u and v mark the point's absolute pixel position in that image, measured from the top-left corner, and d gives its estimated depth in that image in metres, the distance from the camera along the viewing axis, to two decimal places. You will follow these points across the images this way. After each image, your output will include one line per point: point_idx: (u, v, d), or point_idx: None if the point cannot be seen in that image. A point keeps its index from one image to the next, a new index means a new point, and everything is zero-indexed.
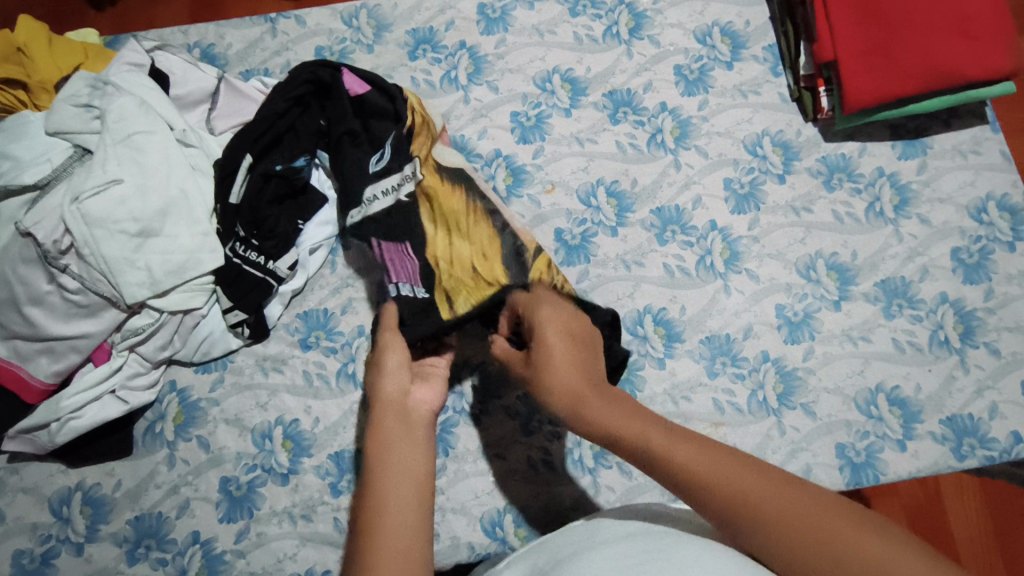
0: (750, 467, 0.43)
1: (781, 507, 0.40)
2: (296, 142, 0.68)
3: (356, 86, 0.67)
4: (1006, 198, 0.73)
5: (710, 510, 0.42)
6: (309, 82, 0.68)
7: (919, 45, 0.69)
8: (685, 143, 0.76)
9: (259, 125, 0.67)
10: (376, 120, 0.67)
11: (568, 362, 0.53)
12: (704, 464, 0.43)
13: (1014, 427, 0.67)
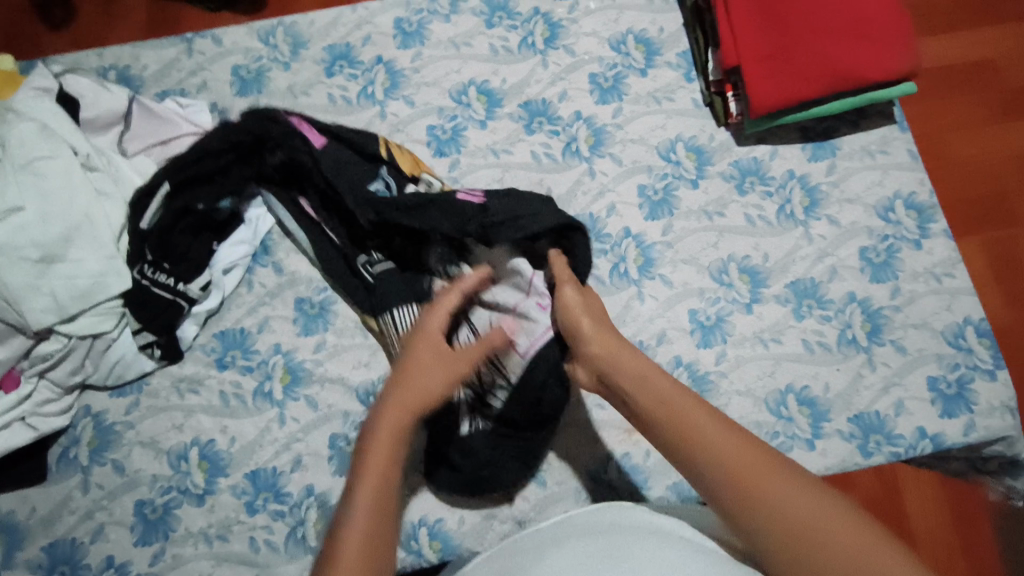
0: (756, 449, 0.45)
1: (788, 493, 0.42)
2: (223, 178, 0.69)
3: (316, 138, 0.68)
4: (914, 196, 0.74)
5: (709, 480, 0.45)
6: (247, 132, 0.67)
7: (817, 49, 0.69)
8: (600, 150, 0.76)
9: (192, 159, 0.67)
10: (350, 168, 0.68)
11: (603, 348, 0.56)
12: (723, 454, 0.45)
13: (920, 423, 0.68)
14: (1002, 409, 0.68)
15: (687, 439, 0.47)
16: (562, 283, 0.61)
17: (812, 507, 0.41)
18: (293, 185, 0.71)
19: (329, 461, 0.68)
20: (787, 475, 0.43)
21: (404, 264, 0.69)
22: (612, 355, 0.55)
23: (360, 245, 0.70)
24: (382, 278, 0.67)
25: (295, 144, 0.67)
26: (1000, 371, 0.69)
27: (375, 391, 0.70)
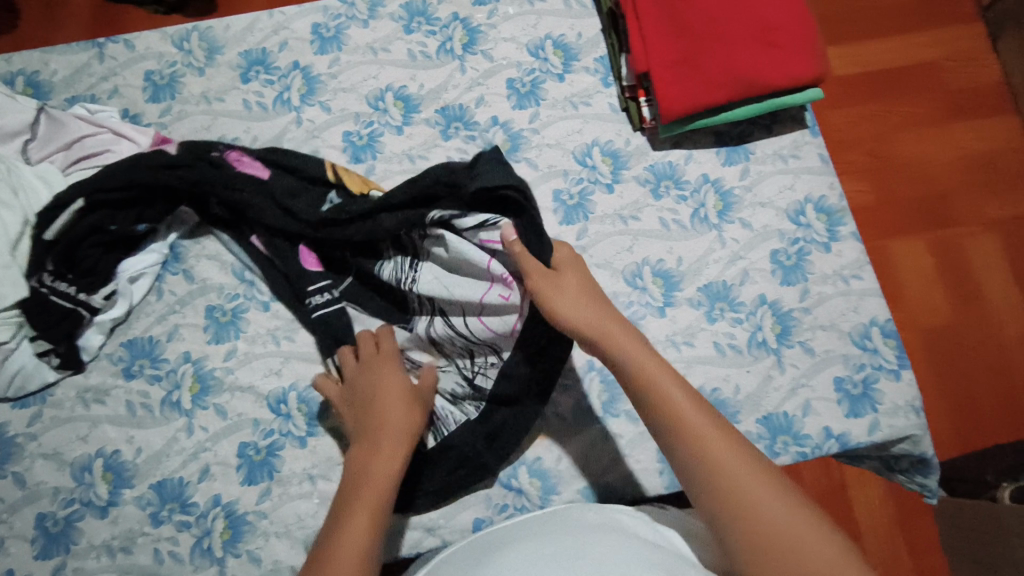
0: (733, 443, 0.48)
1: (743, 480, 0.45)
2: (146, 205, 0.69)
3: (259, 172, 0.69)
4: (823, 200, 0.76)
5: (683, 456, 0.48)
6: (183, 183, 0.67)
7: (723, 55, 0.70)
8: (515, 155, 0.77)
9: (112, 177, 0.65)
10: (292, 198, 0.67)
11: (592, 318, 0.56)
12: (705, 435, 0.48)
13: (826, 423, 0.69)
14: (906, 408, 0.69)
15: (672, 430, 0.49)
16: (529, 273, 0.56)
17: (763, 496, 0.45)
18: (243, 223, 0.71)
19: (237, 470, 0.67)
20: (759, 480, 0.45)
21: (364, 285, 0.70)
22: (599, 329, 0.55)
23: (306, 281, 0.68)
24: (326, 315, 0.68)
25: (235, 181, 0.67)
26: (904, 371, 0.70)
27: (286, 398, 0.69)
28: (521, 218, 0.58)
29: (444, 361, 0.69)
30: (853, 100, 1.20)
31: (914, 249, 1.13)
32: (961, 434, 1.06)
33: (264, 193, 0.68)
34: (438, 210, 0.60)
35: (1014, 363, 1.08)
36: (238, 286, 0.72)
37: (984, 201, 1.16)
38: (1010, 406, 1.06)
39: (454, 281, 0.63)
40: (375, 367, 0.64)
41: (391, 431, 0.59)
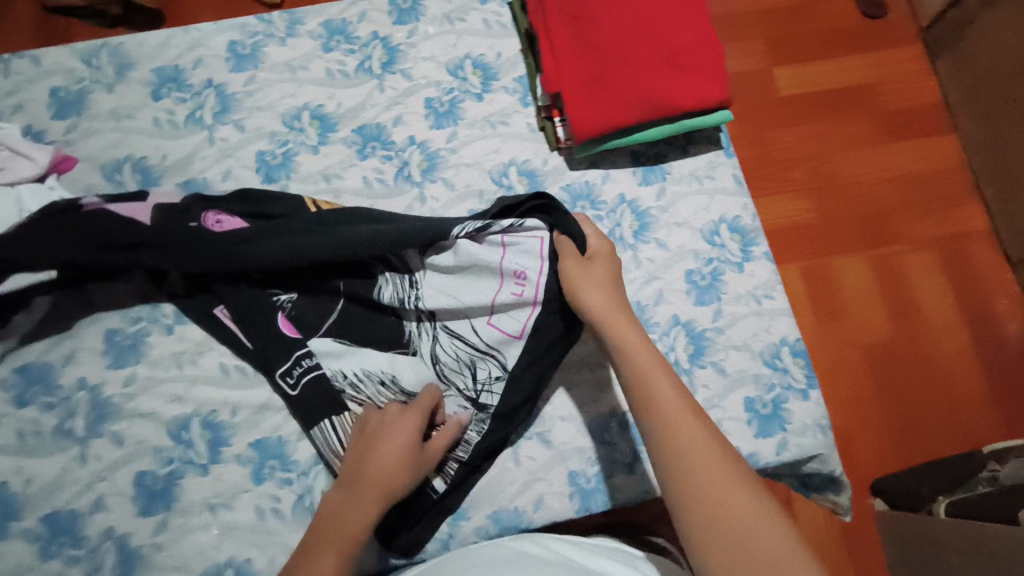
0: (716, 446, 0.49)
1: (718, 483, 0.47)
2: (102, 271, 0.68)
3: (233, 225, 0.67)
4: (737, 220, 0.77)
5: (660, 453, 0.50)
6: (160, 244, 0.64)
7: (632, 77, 0.70)
8: (432, 175, 0.76)
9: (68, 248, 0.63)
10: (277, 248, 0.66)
11: (603, 304, 0.59)
12: (687, 432, 0.50)
13: (737, 444, 0.69)
14: (814, 427, 0.69)
15: (653, 409, 0.52)
16: (563, 255, 0.62)
17: (733, 500, 0.46)
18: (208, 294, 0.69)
19: (134, 501, 0.65)
20: (733, 484, 0.47)
21: (342, 330, 0.68)
22: (608, 316, 0.58)
23: (284, 350, 0.67)
24: (303, 390, 0.66)
25: (210, 251, 0.63)
26: (812, 391, 0.71)
27: (188, 425, 0.67)
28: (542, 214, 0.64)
29: (444, 388, 0.67)
30: (800, 117, 1.22)
31: (857, 267, 1.16)
32: (902, 450, 1.08)
33: None
34: (460, 226, 0.63)
35: (951, 380, 1.11)
36: (144, 309, 0.70)
37: (928, 223, 1.19)
38: (946, 420, 1.09)
39: (460, 289, 0.66)
40: (392, 416, 0.62)
41: (388, 491, 0.58)
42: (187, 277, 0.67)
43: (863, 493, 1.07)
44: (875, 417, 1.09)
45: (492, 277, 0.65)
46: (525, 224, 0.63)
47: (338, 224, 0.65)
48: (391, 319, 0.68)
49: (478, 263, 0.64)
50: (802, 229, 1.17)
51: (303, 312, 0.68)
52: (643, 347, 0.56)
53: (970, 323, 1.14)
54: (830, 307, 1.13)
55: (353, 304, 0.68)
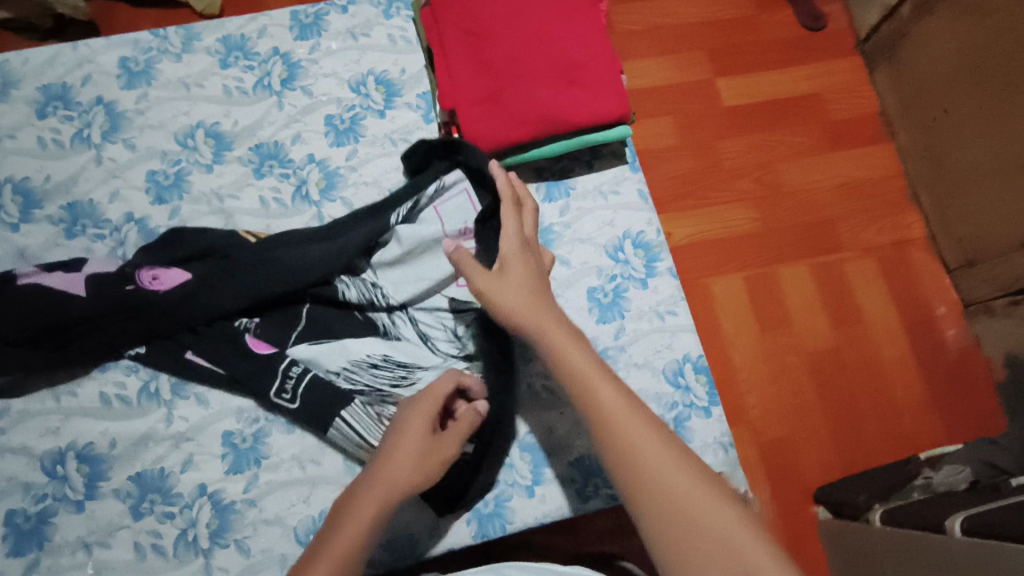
0: (647, 422, 0.46)
1: (657, 461, 0.44)
2: (35, 355, 0.64)
3: (177, 278, 0.67)
4: (641, 235, 0.76)
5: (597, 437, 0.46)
6: (112, 309, 0.65)
7: (525, 93, 0.70)
8: (330, 194, 0.74)
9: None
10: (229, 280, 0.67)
11: (525, 307, 0.53)
12: (616, 412, 0.46)
13: None
14: (715, 445, 0.69)
15: (594, 419, 0.47)
16: (471, 277, 0.56)
17: (675, 479, 0.43)
18: (172, 345, 0.67)
19: (2, 540, 0.61)
20: (670, 459, 0.44)
21: (313, 335, 0.69)
22: (532, 317, 0.53)
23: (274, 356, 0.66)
24: (302, 400, 0.64)
25: (172, 310, 0.66)
26: (714, 408, 0.70)
27: (63, 459, 0.64)
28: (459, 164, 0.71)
29: (437, 360, 0.68)
30: (739, 129, 1.24)
31: (799, 276, 1.17)
32: (850, 455, 1.09)
33: (201, 283, 0.66)
34: (393, 215, 0.70)
35: (891, 393, 1.12)
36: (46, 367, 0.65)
37: (865, 228, 1.20)
38: (882, 433, 1.10)
39: (422, 272, 0.70)
40: (405, 408, 0.58)
41: (395, 485, 0.52)
42: (126, 327, 0.66)
43: (805, 501, 1.08)
44: (818, 427, 1.10)
45: (442, 246, 0.69)
46: (444, 182, 0.70)
47: (276, 248, 0.68)
48: (362, 317, 0.70)
49: (424, 240, 0.69)
50: (742, 239, 1.18)
51: (271, 329, 0.68)
52: (568, 339, 0.52)
53: (910, 335, 1.15)
54: (776, 317, 1.15)
55: (319, 305, 0.70)
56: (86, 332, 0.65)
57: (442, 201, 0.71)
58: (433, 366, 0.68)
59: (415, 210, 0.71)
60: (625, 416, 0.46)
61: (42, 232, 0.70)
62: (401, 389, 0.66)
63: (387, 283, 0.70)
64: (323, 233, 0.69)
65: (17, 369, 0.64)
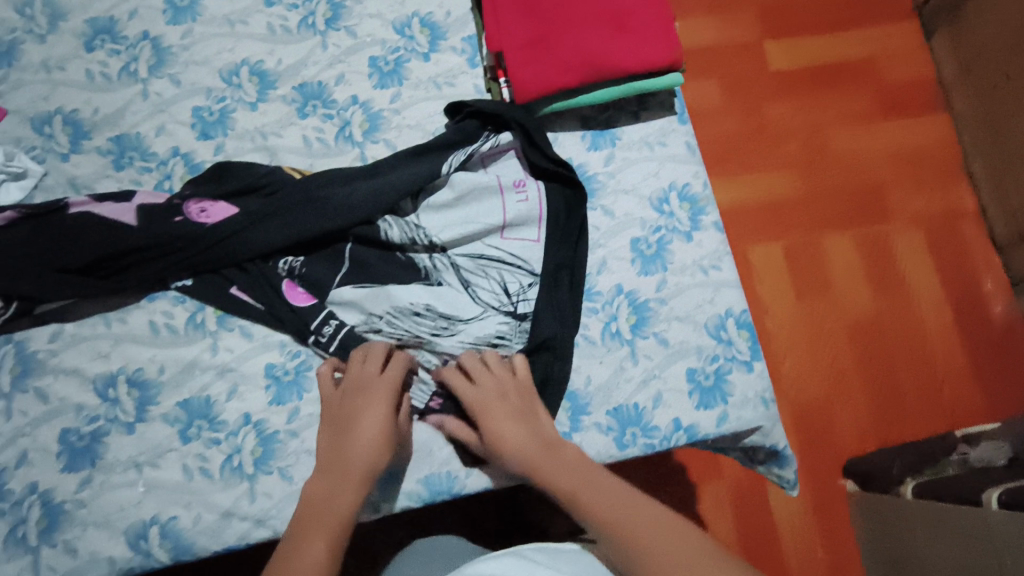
0: (647, 516, 0.54)
1: (660, 542, 0.51)
2: (90, 283, 0.66)
3: (222, 212, 0.69)
4: (688, 188, 0.74)
5: (608, 537, 0.54)
6: (162, 240, 0.66)
7: (574, 38, 0.68)
8: (374, 136, 0.74)
9: (35, 261, 0.65)
10: (273, 220, 0.68)
11: (512, 442, 0.62)
12: (619, 516, 0.55)
13: (675, 414, 0.68)
14: (754, 400, 0.69)
15: (601, 526, 0.55)
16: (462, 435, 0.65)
17: (678, 554, 0.50)
18: (218, 279, 0.69)
19: (57, 457, 0.64)
20: (671, 539, 0.51)
21: (358, 277, 0.70)
22: (529, 458, 0.61)
23: (319, 294, 0.69)
24: (339, 347, 0.68)
25: (219, 244, 0.67)
26: (755, 363, 0.70)
27: (114, 382, 0.66)
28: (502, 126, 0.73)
29: (478, 310, 0.69)
30: (761, 109, 1.35)
31: (843, 246, 1.29)
32: (876, 406, 1.21)
33: (245, 218, 0.68)
34: (445, 163, 0.70)
35: (933, 367, 1.23)
36: (99, 290, 0.66)
37: (915, 201, 1.32)
38: (929, 404, 1.21)
39: (467, 218, 0.71)
40: (361, 397, 0.63)
41: (368, 470, 0.60)
42: (175, 258, 0.67)
43: (836, 472, 1.18)
44: (857, 399, 1.21)
45: (494, 194, 0.71)
46: (499, 140, 0.72)
47: (325, 187, 0.69)
48: (402, 258, 0.71)
49: (478, 187, 0.71)
50: (791, 203, 1.31)
51: (313, 269, 0.69)
52: (561, 467, 0.60)
53: (958, 314, 1.26)
54: (818, 286, 1.27)
55: (365, 245, 0.71)
56: (138, 262, 0.67)
57: (493, 157, 0.74)
58: (474, 317, 0.69)
59: (469, 161, 0.73)
60: (628, 514, 0.54)
61: (91, 162, 0.71)
62: (441, 338, 0.68)
63: (431, 225, 0.71)
64: (371, 171, 0.70)
65: (72, 296, 0.66)
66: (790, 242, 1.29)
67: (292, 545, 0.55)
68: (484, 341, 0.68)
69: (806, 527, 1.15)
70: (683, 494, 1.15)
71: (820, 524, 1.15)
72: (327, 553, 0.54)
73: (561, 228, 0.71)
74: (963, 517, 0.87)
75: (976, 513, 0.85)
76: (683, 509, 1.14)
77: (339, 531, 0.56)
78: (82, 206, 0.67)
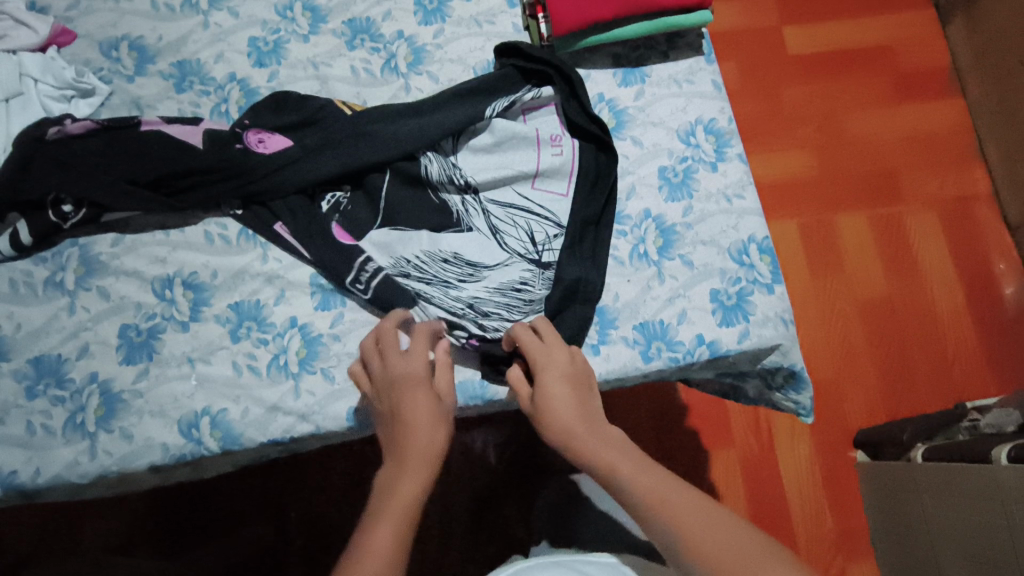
0: (676, 488, 0.53)
1: (695, 516, 0.50)
2: (154, 199, 0.70)
3: (276, 146, 0.72)
4: (713, 122, 0.78)
5: (638, 507, 0.52)
6: (223, 166, 0.70)
7: None
8: (418, 68, 0.78)
9: (104, 166, 0.69)
10: (321, 152, 0.71)
11: (564, 408, 0.58)
12: (650, 485, 0.53)
13: (699, 331, 0.71)
14: (775, 319, 0.72)
15: (632, 496, 0.53)
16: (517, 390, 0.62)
17: (718, 531, 0.49)
18: (267, 211, 0.72)
19: (116, 349, 0.68)
20: (706, 514, 0.50)
21: (399, 195, 0.73)
22: (568, 420, 0.57)
23: (355, 229, 0.72)
24: (375, 293, 0.69)
25: (273, 174, 0.71)
26: (776, 286, 0.73)
27: (171, 284, 0.70)
28: (544, 79, 0.76)
29: (504, 257, 0.71)
30: (779, 86, 1.40)
31: (857, 224, 1.32)
32: (889, 376, 1.23)
33: (299, 148, 0.71)
34: (490, 107, 0.74)
35: (944, 345, 1.25)
36: (162, 204, 0.70)
37: (929, 180, 1.35)
38: (940, 379, 1.23)
39: (501, 163, 0.74)
40: (399, 382, 0.60)
41: (427, 452, 0.57)
42: (235, 183, 0.71)
43: (846, 445, 1.19)
44: (868, 375, 1.23)
45: (531, 146, 0.74)
46: (542, 93, 0.76)
47: (376, 123, 0.72)
48: (436, 199, 0.73)
49: (516, 135, 0.74)
50: (806, 175, 1.35)
51: (356, 207, 0.73)
52: (592, 433, 0.57)
53: (969, 296, 1.28)
54: (832, 262, 1.29)
55: (402, 182, 0.73)
56: (201, 184, 0.71)
57: (534, 108, 0.77)
58: (499, 264, 0.71)
59: (510, 110, 0.76)
60: (659, 483, 0.53)
61: (155, 84, 0.76)
62: (467, 284, 0.70)
63: (467, 167, 0.74)
64: (416, 109, 0.73)
65: (137, 209, 0.70)
66: (804, 220, 1.32)
67: (366, 540, 0.51)
68: (508, 287, 0.70)
69: (814, 493, 1.15)
70: (694, 458, 1.16)
71: (828, 490, 1.16)
72: (395, 538, 0.51)
73: (591, 181, 0.74)
74: (965, 474, 0.89)
75: (988, 471, 0.84)
76: (695, 474, 1.15)
77: (409, 518, 0.53)
78: (152, 126, 0.71)
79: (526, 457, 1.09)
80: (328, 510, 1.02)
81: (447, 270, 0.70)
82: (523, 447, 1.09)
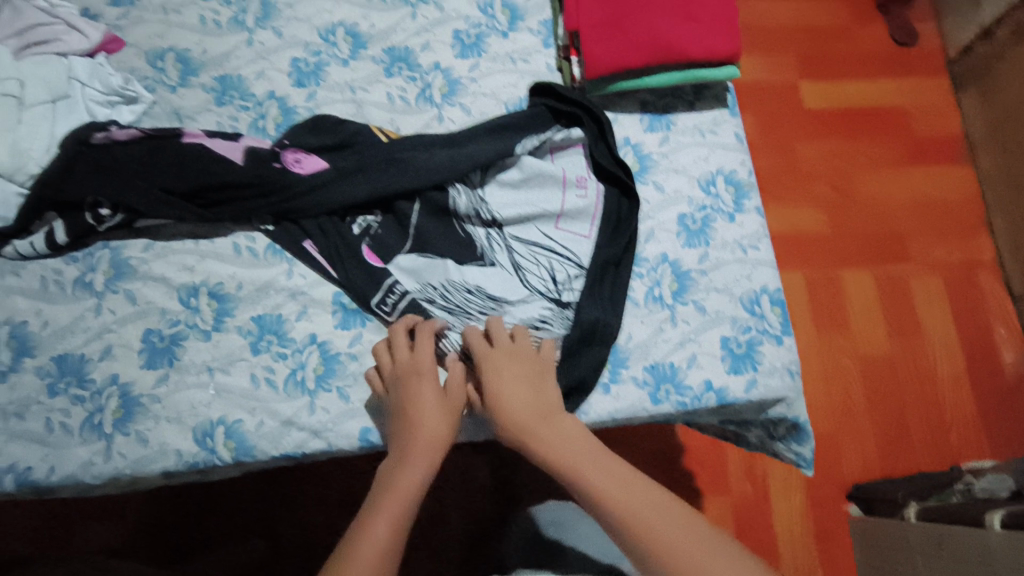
0: (666, 521, 0.55)
1: (685, 553, 0.53)
2: (190, 208, 0.72)
3: (311, 166, 0.74)
4: (734, 173, 0.80)
5: (628, 537, 0.55)
6: (260, 183, 0.72)
7: (646, 22, 0.76)
8: (451, 100, 0.81)
9: (143, 174, 0.71)
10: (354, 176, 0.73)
11: (546, 426, 0.62)
12: (639, 518, 0.55)
13: (707, 376, 0.72)
14: (782, 370, 0.73)
15: (623, 526, 0.55)
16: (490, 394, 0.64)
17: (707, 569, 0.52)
18: (299, 229, 0.74)
19: (139, 353, 0.69)
20: (696, 551, 0.53)
21: (426, 223, 0.75)
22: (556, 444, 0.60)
23: (384, 254, 0.74)
24: (400, 315, 0.71)
25: (305, 194, 0.73)
26: (784, 337, 0.75)
27: (197, 293, 0.72)
28: (574, 121, 0.79)
29: (525, 294, 0.73)
30: (793, 135, 1.43)
31: (861, 282, 1.34)
32: (884, 430, 1.25)
33: (333, 171, 0.73)
34: (520, 143, 0.76)
35: (940, 403, 1.27)
36: (197, 214, 0.72)
37: (936, 242, 1.38)
38: (934, 438, 1.25)
39: (528, 200, 0.76)
40: (410, 377, 0.64)
41: (427, 447, 0.61)
42: (268, 199, 0.73)
43: (839, 498, 1.20)
44: (864, 430, 1.25)
45: (557, 185, 0.77)
46: (571, 134, 0.79)
47: (409, 152, 0.74)
48: (461, 231, 0.75)
49: (543, 173, 0.76)
50: (814, 223, 1.38)
51: (386, 234, 0.75)
52: (581, 457, 0.59)
53: (967, 357, 1.31)
54: (835, 319, 1.31)
55: (430, 212, 0.75)
56: (235, 198, 0.72)
57: (561, 149, 0.80)
58: (520, 300, 0.72)
59: (539, 149, 0.79)
60: (651, 515, 0.55)
61: (196, 96, 0.78)
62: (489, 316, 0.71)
63: (493, 202, 0.76)
64: (449, 140, 0.76)
65: (173, 217, 0.71)
66: (810, 273, 1.34)
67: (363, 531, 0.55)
68: (528, 323, 0.72)
69: (802, 542, 1.16)
70: (688, 497, 1.17)
71: (818, 540, 1.17)
72: (390, 533, 0.55)
73: (614, 224, 0.77)
74: (956, 537, 0.91)
75: (978, 533, 0.87)
76: None
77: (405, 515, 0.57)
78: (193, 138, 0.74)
79: (522, 483, 1.10)
80: (324, 522, 1.03)
81: (468, 300, 0.72)
82: (519, 473, 1.10)
